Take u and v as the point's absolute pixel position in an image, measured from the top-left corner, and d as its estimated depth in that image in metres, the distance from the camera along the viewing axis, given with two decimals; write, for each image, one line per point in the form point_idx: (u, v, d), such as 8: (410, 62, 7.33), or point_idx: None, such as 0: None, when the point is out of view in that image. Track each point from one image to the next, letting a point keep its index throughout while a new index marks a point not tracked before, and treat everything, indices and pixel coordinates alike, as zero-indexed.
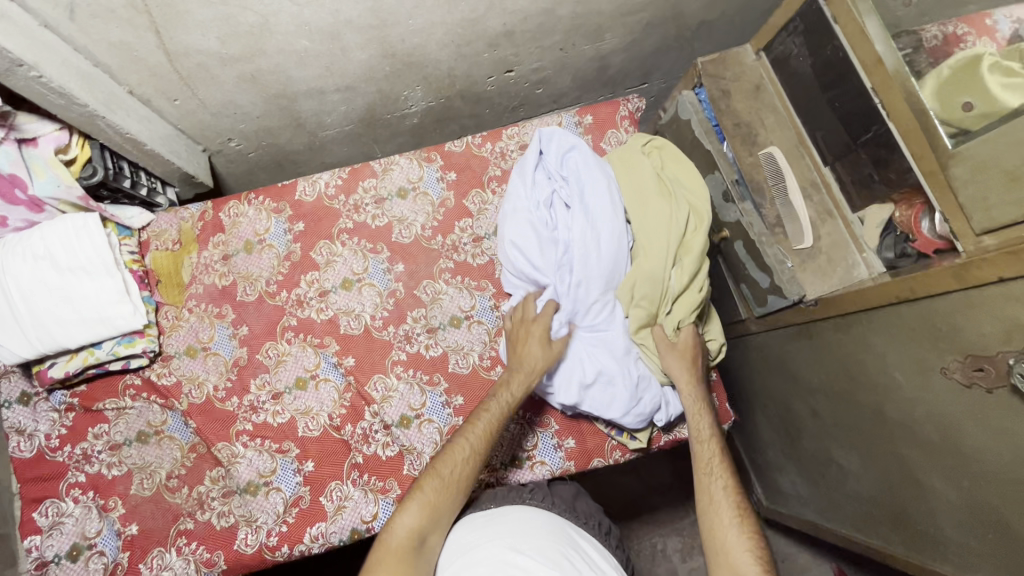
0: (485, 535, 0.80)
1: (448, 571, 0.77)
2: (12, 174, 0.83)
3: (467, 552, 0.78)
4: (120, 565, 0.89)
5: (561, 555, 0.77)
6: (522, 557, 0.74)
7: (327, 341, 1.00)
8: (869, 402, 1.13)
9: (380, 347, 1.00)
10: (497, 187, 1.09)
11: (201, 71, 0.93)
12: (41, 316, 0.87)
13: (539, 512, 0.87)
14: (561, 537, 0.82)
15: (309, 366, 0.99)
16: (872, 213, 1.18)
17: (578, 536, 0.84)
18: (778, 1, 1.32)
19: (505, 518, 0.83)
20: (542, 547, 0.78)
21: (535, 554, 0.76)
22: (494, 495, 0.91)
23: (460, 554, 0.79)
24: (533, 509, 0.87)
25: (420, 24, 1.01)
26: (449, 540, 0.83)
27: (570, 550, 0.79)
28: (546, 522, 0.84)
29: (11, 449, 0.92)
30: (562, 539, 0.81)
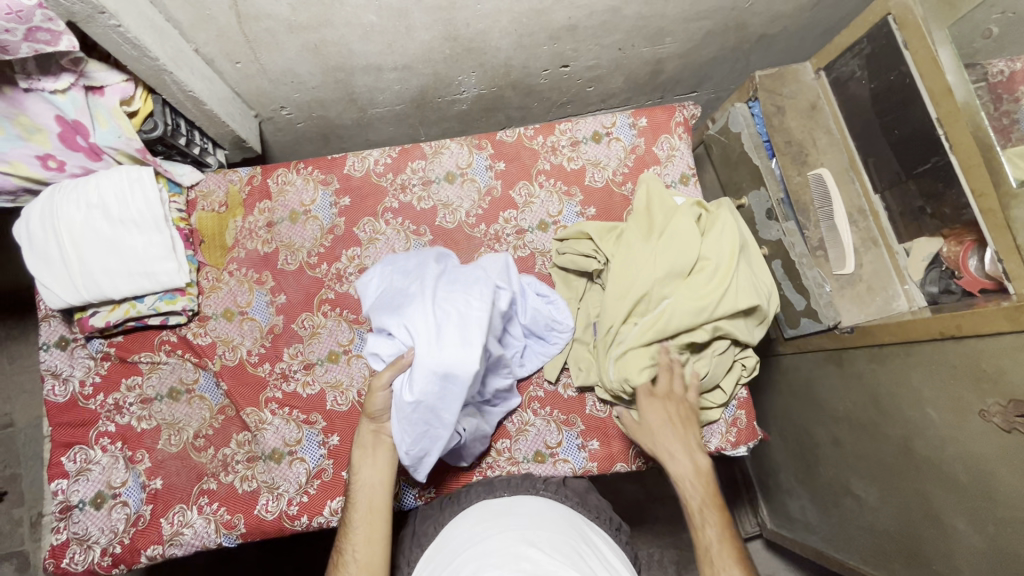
0: (496, 526, 0.76)
1: (458, 560, 0.71)
2: (76, 120, 0.84)
3: (479, 542, 0.73)
4: (142, 517, 0.90)
5: (574, 551, 0.72)
6: (534, 550, 0.69)
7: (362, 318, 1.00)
8: (897, 436, 1.11)
9: None
10: (544, 180, 1.08)
11: (267, 35, 0.93)
12: (89, 264, 0.88)
13: (550, 507, 0.83)
14: (574, 533, 0.78)
15: (343, 341, 0.99)
16: (919, 245, 1.17)
17: (589, 533, 0.80)
18: (844, 20, 1.30)
19: (519, 513, 0.79)
20: (555, 539, 0.73)
21: (550, 545, 0.71)
22: (507, 482, 0.91)
23: (471, 543, 0.74)
24: (548, 505, 0.83)
25: (488, 9, 1.00)
26: (462, 531, 0.78)
27: (584, 547, 0.74)
28: (560, 518, 0.79)
29: (45, 393, 0.93)
30: (575, 535, 0.77)
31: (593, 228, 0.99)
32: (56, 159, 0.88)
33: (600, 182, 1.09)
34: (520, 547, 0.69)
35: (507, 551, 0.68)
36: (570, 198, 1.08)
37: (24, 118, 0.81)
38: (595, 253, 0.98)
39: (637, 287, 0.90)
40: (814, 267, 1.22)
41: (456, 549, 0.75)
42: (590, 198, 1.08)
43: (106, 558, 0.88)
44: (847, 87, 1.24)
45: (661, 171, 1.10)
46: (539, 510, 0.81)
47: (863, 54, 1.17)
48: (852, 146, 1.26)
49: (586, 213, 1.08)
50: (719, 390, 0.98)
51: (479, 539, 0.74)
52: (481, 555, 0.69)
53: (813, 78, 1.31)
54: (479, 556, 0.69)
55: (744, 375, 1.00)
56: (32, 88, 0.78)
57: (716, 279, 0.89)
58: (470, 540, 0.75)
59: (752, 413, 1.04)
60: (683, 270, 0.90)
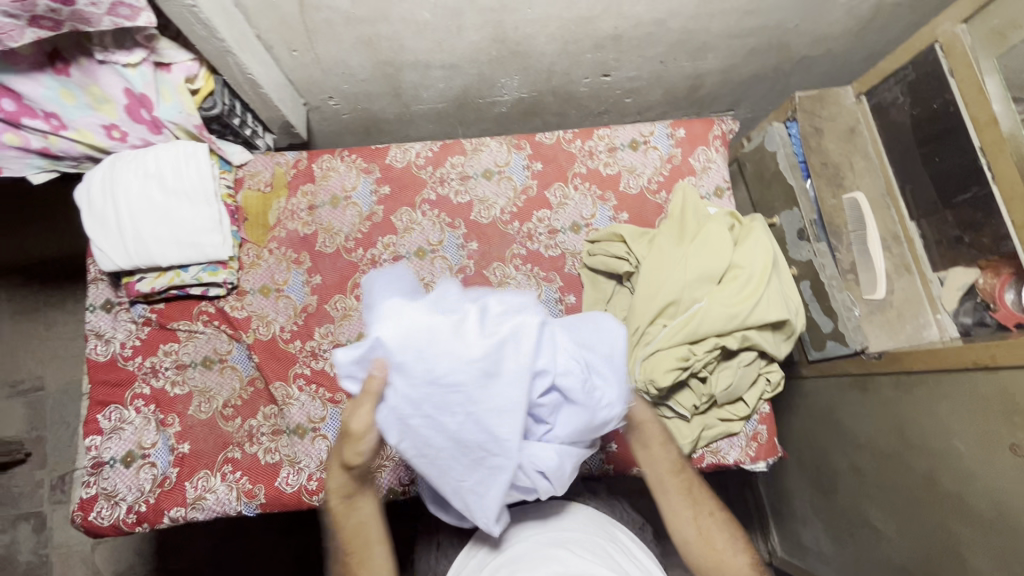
0: (519, 532, 0.75)
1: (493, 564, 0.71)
2: (143, 94, 0.88)
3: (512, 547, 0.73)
4: (168, 479, 0.93)
5: (603, 550, 0.72)
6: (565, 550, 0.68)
7: None
8: (921, 467, 1.09)
9: None
10: (580, 184, 1.10)
11: (326, 26, 0.97)
12: (142, 231, 0.92)
13: (575, 507, 0.82)
14: (599, 531, 0.77)
15: None
16: (955, 274, 1.15)
17: (617, 531, 0.79)
18: (889, 47, 1.30)
19: (545, 516, 0.79)
20: (583, 540, 0.73)
21: (580, 547, 0.71)
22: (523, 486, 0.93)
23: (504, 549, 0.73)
24: (571, 505, 0.84)
25: (538, 14, 1.03)
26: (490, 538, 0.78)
27: (612, 545, 0.74)
28: (586, 519, 0.79)
29: (88, 351, 0.97)
30: (602, 535, 0.76)
31: (628, 231, 1.00)
32: (120, 130, 0.93)
33: (635, 189, 1.10)
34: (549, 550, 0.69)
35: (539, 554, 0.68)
36: (604, 203, 1.10)
37: (96, 89, 0.87)
38: (627, 256, 0.99)
39: (668, 289, 0.90)
40: (844, 289, 1.21)
41: (484, 553, 0.75)
42: (624, 204, 1.10)
43: (131, 516, 0.91)
44: (889, 112, 1.23)
45: (696, 182, 1.11)
46: (565, 511, 0.80)
47: (907, 80, 1.17)
48: (890, 171, 1.25)
49: (618, 218, 1.09)
50: (742, 402, 0.98)
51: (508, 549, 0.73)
52: (512, 560, 0.69)
53: (854, 102, 1.30)
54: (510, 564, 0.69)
55: (768, 391, 1.00)
56: (106, 60, 0.84)
57: (747, 288, 0.90)
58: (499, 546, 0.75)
59: (773, 429, 1.03)
60: (714, 277, 0.91)
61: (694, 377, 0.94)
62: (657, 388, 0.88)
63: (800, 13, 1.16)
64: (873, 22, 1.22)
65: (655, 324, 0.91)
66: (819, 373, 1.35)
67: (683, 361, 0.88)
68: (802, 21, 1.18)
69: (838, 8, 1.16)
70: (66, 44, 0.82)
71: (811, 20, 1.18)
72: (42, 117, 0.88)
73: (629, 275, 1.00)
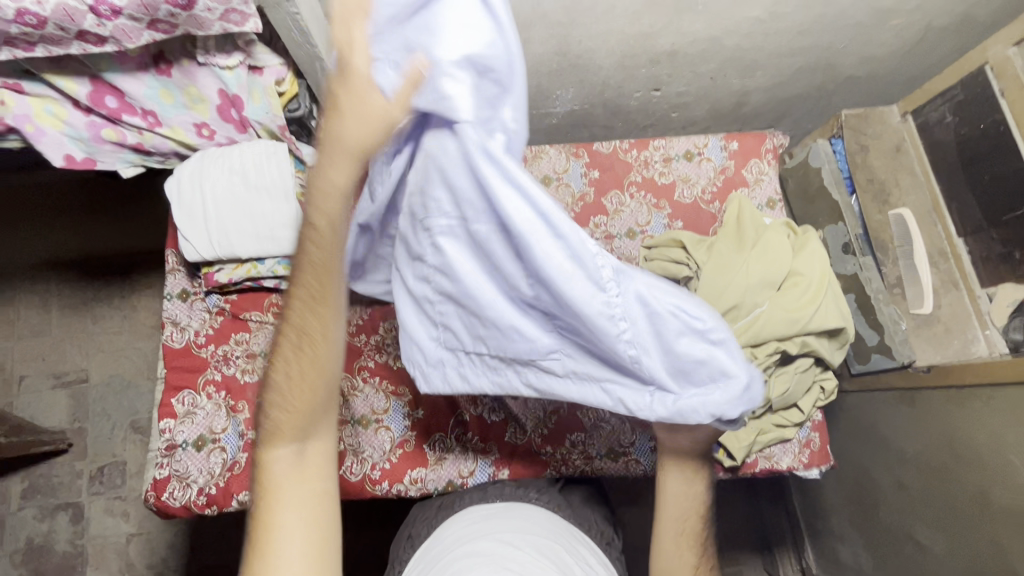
0: (474, 534, 0.75)
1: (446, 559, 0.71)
2: (235, 95, 0.95)
3: (466, 544, 0.73)
4: (237, 463, 0.96)
5: (556, 555, 0.72)
6: (515, 550, 0.69)
7: None
8: (972, 483, 1.09)
9: None
10: (635, 193, 1.14)
11: None
12: (226, 224, 0.97)
13: (545, 517, 0.82)
14: (562, 543, 0.77)
15: None
16: (1006, 290, 1.14)
17: (577, 544, 0.79)
18: (933, 70, 1.33)
19: (508, 517, 0.80)
20: (540, 544, 0.73)
21: (535, 551, 0.71)
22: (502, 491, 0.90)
23: (459, 545, 0.74)
24: (539, 510, 0.84)
25: (601, 29, 1.08)
26: (449, 534, 0.78)
27: (566, 553, 0.74)
28: (546, 524, 0.80)
29: (165, 338, 1.01)
30: (560, 543, 0.76)
31: (687, 237, 1.03)
32: (209, 128, 1.00)
33: (689, 199, 1.14)
34: (502, 550, 0.69)
35: (492, 551, 0.68)
36: (658, 211, 1.13)
37: (193, 89, 0.94)
38: (687, 261, 1.03)
39: (730, 294, 0.93)
40: (890, 303, 1.22)
41: (442, 552, 0.73)
42: (678, 212, 1.13)
43: (202, 498, 0.94)
44: (934, 131, 1.26)
45: (748, 194, 1.15)
46: (530, 519, 0.80)
47: (954, 99, 1.19)
48: (935, 188, 1.26)
49: (673, 225, 1.13)
50: (796, 409, 1.00)
51: (460, 547, 0.74)
52: (467, 557, 0.69)
53: (899, 121, 1.33)
54: (461, 559, 0.69)
55: (822, 399, 1.02)
56: (207, 63, 0.91)
57: (807, 295, 0.92)
58: (455, 546, 0.74)
59: (825, 437, 1.05)
60: (775, 283, 0.93)
61: None
62: None
63: (851, 34, 1.19)
64: (920, 45, 1.25)
65: None
66: (862, 387, 1.35)
67: None
68: (851, 42, 1.22)
69: (887, 31, 1.20)
70: (172, 47, 0.89)
71: (860, 41, 1.22)
72: (140, 114, 0.95)
73: (687, 280, 1.04)
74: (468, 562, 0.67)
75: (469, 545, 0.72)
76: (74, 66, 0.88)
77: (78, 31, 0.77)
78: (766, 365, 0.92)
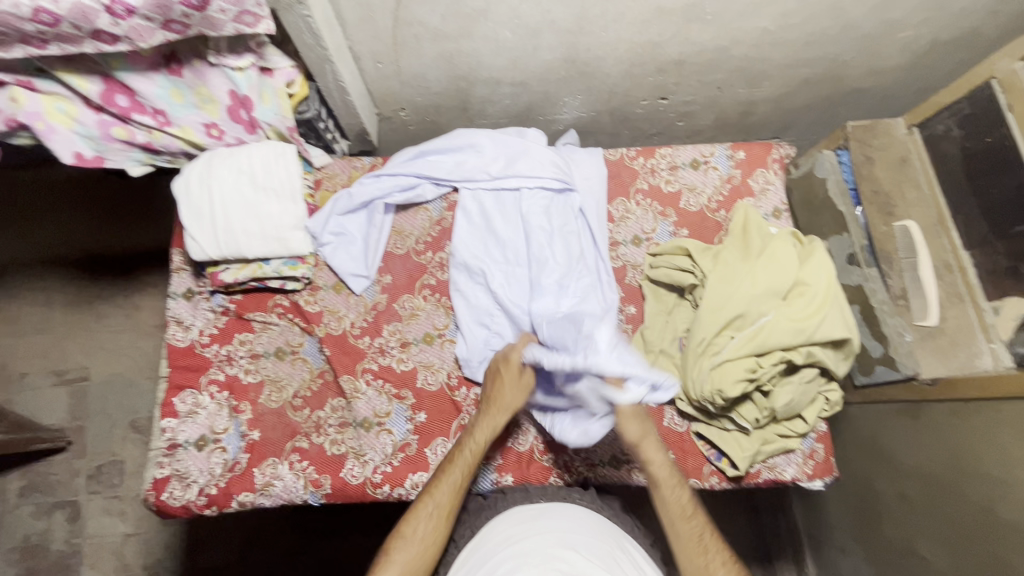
0: (524, 532, 0.79)
1: (499, 559, 0.75)
2: (246, 96, 0.96)
3: (516, 544, 0.77)
4: (238, 464, 0.95)
5: (603, 556, 0.76)
6: (567, 560, 0.73)
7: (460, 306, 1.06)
8: (976, 498, 1.08)
9: None
10: (641, 200, 1.14)
11: (413, 41, 1.03)
12: (233, 223, 0.97)
13: (589, 514, 0.85)
14: (608, 539, 0.81)
15: (439, 325, 1.05)
16: (1010, 304, 1.13)
17: (624, 541, 0.83)
18: (939, 84, 1.34)
19: (554, 517, 0.83)
20: (587, 547, 0.77)
21: (583, 554, 0.75)
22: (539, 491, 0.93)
23: (508, 544, 0.77)
24: (583, 509, 0.87)
25: (610, 37, 1.08)
26: (501, 526, 0.82)
27: (613, 551, 0.78)
28: (592, 522, 0.83)
29: (169, 336, 1.01)
30: (608, 541, 0.80)
31: (693, 245, 1.03)
32: (219, 128, 1.00)
33: (695, 207, 1.14)
34: (553, 557, 0.73)
35: (543, 560, 0.73)
36: (664, 218, 1.13)
37: (204, 89, 0.94)
38: (692, 269, 1.03)
39: (736, 302, 0.93)
40: (895, 315, 1.21)
41: (495, 546, 0.79)
42: (684, 220, 1.13)
43: (202, 498, 0.93)
44: (940, 143, 1.26)
45: (755, 203, 1.15)
46: (576, 517, 0.84)
47: (961, 113, 1.19)
48: (941, 201, 1.26)
49: (678, 233, 1.13)
50: (800, 419, 0.99)
51: (510, 544, 0.77)
52: (522, 556, 0.74)
53: (906, 133, 1.32)
54: (515, 562, 0.73)
55: (825, 409, 1.01)
56: (219, 64, 0.91)
57: (812, 305, 0.93)
58: (506, 543, 0.78)
59: (829, 448, 1.04)
60: (781, 292, 0.93)
61: (757, 391, 0.95)
62: (725, 398, 0.91)
63: (858, 47, 1.20)
64: (926, 58, 1.26)
65: (721, 335, 0.94)
66: (865, 399, 1.34)
67: (751, 373, 0.91)
68: (859, 54, 1.22)
69: (894, 43, 1.20)
70: (184, 47, 0.90)
71: (867, 53, 1.22)
72: (150, 113, 0.95)
73: (692, 288, 1.04)
74: (520, 565, 0.72)
75: (519, 544, 0.77)
76: (88, 64, 0.89)
77: (92, 30, 0.78)
78: (771, 374, 0.92)
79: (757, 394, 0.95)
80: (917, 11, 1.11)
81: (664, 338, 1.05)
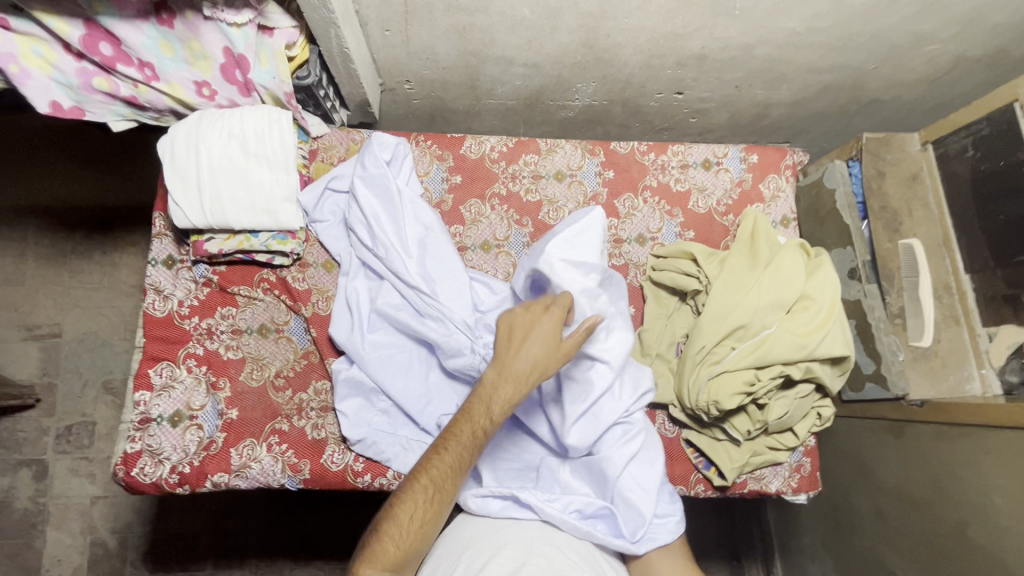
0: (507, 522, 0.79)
1: (479, 542, 0.73)
2: (242, 55, 0.89)
3: (498, 531, 0.76)
4: (214, 443, 0.91)
5: (582, 548, 0.77)
6: (551, 546, 0.73)
7: (525, 221, 1.08)
8: (951, 521, 1.08)
9: None
10: (649, 197, 1.11)
11: (425, 10, 0.96)
12: (220, 191, 0.92)
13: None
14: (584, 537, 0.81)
15: (499, 235, 1.07)
16: (1005, 332, 1.14)
17: (601, 562, 0.77)
18: (959, 102, 1.31)
19: None
20: (569, 538, 0.78)
21: (568, 547, 0.76)
22: None
23: (489, 532, 0.76)
24: None
25: (632, 24, 1.03)
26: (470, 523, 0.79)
27: (590, 548, 0.79)
28: None
29: (146, 305, 0.95)
30: (584, 567, 0.72)
31: (699, 250, 1.01)
32: (210, 87, 0.94)
33: (703, 209, 1.11)
34: (538, 544, 0.73)
35: (528, 542, 0.72)
36: (671, 218, 1.10)
37: (196, 44, 0.88)
38: (697, 274, 1.00)
39: (739, 313, 0.91)
40: (890, 333, 1.17)
41: (463, 541, 0.75)
42: (690, 222, 1.10)
43: (174, 476, 0.89)
44: (953, 163, 1.22)
45: (764, 210, 1.13)
46: None
47: (978, 134, 1.15)
48: (948, 222, 1.23)
49: (684, 235, 1.10)
50: (790, 433, 0.98)
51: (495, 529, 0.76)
52: (501, 540, 0.73)
53: (919, 149, 1.28)
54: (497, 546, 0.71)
55: (817, 424, 1.00)
56: (213, 17, 0.84)
57: (816, 320, 0.91)
58: (489, 531, 0.76)
59: (815, 462, 1.04)
60: (785, 305, 0.92)
61: (752, 403, 0.93)
62: (720, 410, 0.89)
63: (883, 57, 1.16)
64: (950, 74, 1.22)
65: (721, 345, 0.91)
66: (849, 413, 1.34)
67: (748, 386, 0.89)
68: (883, 64, 1.18)
69: (920, 56, 1.16)
70: None
71: (891, 64, 1.18)
72: (136, 65, 0.89)
73: (694, 293, 1.01)
74: (499, 549, 0.70)
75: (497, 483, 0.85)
76: (68, 5, 0.81)
77: None
78: (769, 388, 0.91)
79: (752, 406, 0.93)
80: (949, 24, 1.07)
81: (661, 342, 1.03)
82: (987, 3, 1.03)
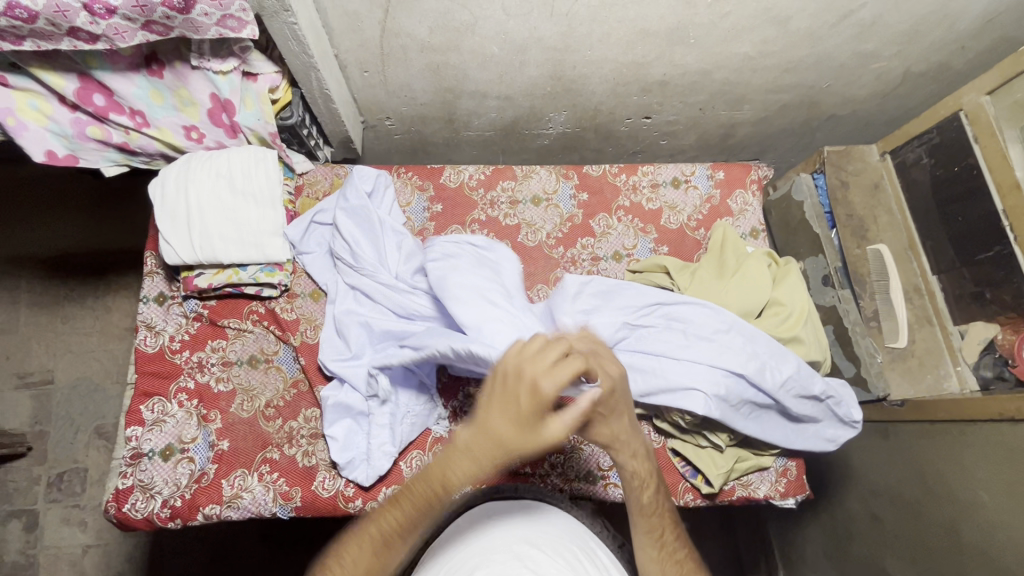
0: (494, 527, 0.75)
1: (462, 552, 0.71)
2: (227, 99, 0.95)
3: (482, 538, 0.73)
4: (205, 475, 0.92)
5: (573, 553, 0.72)
6: (536, 550, 0.69)
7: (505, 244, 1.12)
8: (941, 517, 1.09)
9: (550, 263, 1.12)
10: (623, 216, 1.16)
11: (400, 51, 1.03)
12: (210, 229, 0.96)
13: (558, 514, 0.82)
14: (578, 539, 0.77)
15: None
16: (974, 329, 1.17)
17: (584, 560, 0.73)
18: (913, 113, 1.38)
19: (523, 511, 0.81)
20: (559, 543, 0.73)
21: (554, 551, 0.71)
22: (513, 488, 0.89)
23: (473, 539, 0.74)
24: (551, 507, 0.84)
25: (596, 56, 1.10)
26: (459, 531, 0.78)
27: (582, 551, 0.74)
28: (562, 522, 0.80)
29: (137, 342, 0.98)
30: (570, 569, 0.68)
31: (672, 263, 1.07)
32: (198, 132, 1.01)
33: (675, 224, 1.16)
34: (522, 548, 0.70)
35: (510, 549, 0.69)
36: (645, 235, 1.15)
37: (184, 91, 0.94)
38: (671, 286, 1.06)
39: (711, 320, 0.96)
40: (867, 336, 1.17)
41: (447, 554, 0.73)
42: (664, 237, 1.15)
43: (165, 510, 0.90)
44: (910, 171, 1.27)
45: (734, 222, 1.18)
46: (544, 516, 0.80)
47: (931, 142, 1.21)
48: (913, 227, 1.27)
49: (658, 250, 1.15)
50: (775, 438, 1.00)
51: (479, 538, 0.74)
52: (483, 552, 0.69)
53: (878, 159, 1.34)
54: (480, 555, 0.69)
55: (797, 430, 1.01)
56: (200, 67, 0.90)
57: (785, 324, 0.98)
58: (473, 540, 0.74)
59: (801, 467, 1.06)
60: (753, 312, 0.99)
61: None
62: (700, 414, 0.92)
63: (834, 74, 1.23)
64: (899, 88, 1.30)
65: None
66: None
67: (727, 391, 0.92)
68: (835, 82, 1.26)
69: (869, 73, 1.24)
70: (165, 49, 0.88)
71: (843, 81, 1.26)
72: (127, 114, 0.95)
73: None
74: (481, 562, 0.67)
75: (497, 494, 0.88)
76: (63, 62, 0.86)
77: (69, 28, 0.76)
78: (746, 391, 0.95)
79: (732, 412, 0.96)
80: (891, 42, 1.15)
81: None
82: (922, 23, 1.10)
